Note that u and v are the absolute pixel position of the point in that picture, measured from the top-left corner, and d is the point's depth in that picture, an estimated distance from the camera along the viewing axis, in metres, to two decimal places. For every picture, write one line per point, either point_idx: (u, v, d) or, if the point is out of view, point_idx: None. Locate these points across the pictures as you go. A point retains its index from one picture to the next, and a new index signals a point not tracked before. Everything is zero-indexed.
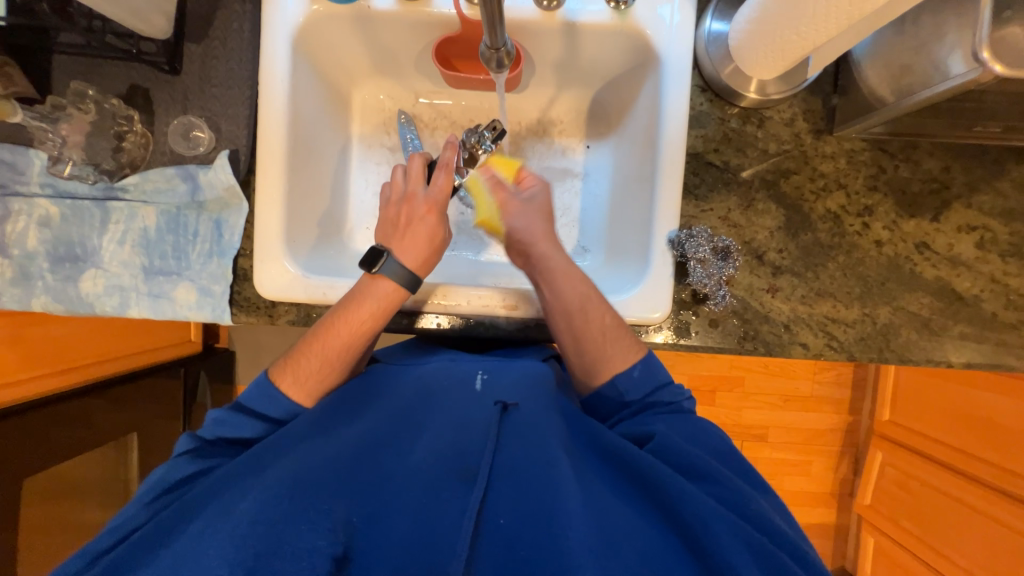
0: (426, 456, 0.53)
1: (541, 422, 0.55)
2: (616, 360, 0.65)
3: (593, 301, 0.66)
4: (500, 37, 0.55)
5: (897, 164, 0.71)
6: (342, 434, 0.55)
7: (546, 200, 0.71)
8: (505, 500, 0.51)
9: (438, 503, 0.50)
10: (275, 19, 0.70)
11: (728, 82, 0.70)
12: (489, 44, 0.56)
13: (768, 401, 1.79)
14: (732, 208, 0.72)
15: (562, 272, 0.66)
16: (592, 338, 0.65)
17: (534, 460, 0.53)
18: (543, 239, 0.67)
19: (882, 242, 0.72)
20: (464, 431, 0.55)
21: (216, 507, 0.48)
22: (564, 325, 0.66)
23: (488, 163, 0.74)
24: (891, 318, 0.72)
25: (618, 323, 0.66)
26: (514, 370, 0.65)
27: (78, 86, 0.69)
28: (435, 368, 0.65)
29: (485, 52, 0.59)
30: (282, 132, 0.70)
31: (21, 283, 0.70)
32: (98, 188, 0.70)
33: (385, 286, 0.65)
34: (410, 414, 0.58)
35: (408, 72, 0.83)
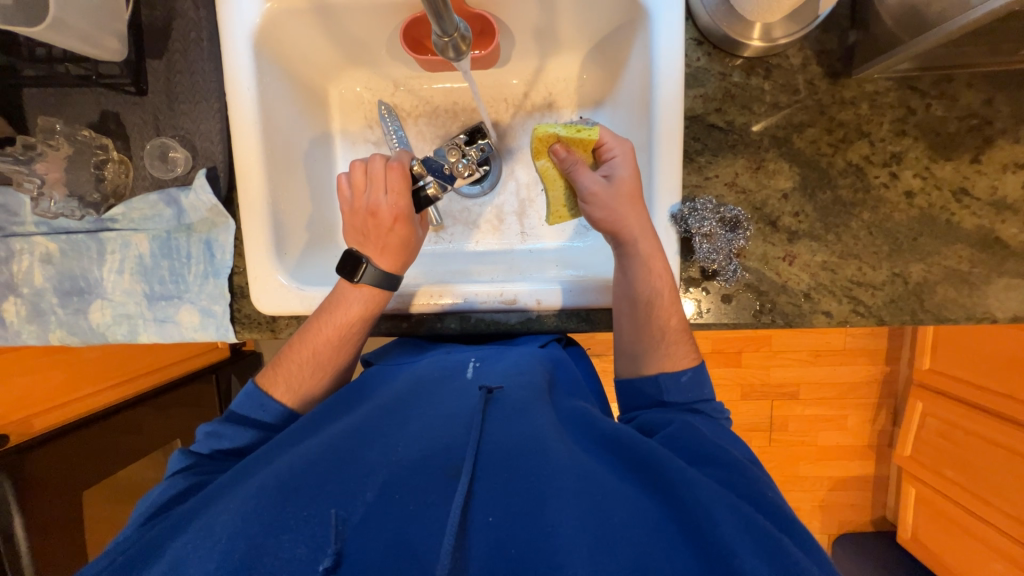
0: (415, 450, 0.52)
1: (527, 409, 0.56)
2: (668, 361, 0.63)
3: (664, 299, 0.63)
4: (450, 23, 0.49)
5: (929, 103, 0.63)
6: (331, 435, 0.55)
7: (626, 176, 0.63)
8: (501, 494, 0.48)
9: (423, 508, 0.47)
10: (232, 23, 0.66)
11: (727, 30, 0.62)
12: (438, 33, 0.50)
13: (797, 357, 1.74)
14: (740, 172, 0.65)
15: (648, 257, 0.62)
16: (651, 334, 0.64)
17: (524, 447, 0.52)
18: (632, 219, 0.62)
19: (913, 194, 0.64)
20: (454, 422, 0.55)
21: (199, 523, 0.47)
22: (627, 309, 0.64)
23: (561, 142, 0.65)
24: (925, 276, 0.66)
25: (682, 327, 0.64)
26: (506, 358, 0.66)
27: (46, 122, 0.67)
28: (427, 364, 0.67)
29: (438, 42, 0.53)
30: (256, 146, 0.68)
31: (37, 319, 0.72)
32: (88, 222, 0.70)
33: (363, 291, 0.65)
34: (401, 409, 0.58)
35: (382, 59, 0.78)
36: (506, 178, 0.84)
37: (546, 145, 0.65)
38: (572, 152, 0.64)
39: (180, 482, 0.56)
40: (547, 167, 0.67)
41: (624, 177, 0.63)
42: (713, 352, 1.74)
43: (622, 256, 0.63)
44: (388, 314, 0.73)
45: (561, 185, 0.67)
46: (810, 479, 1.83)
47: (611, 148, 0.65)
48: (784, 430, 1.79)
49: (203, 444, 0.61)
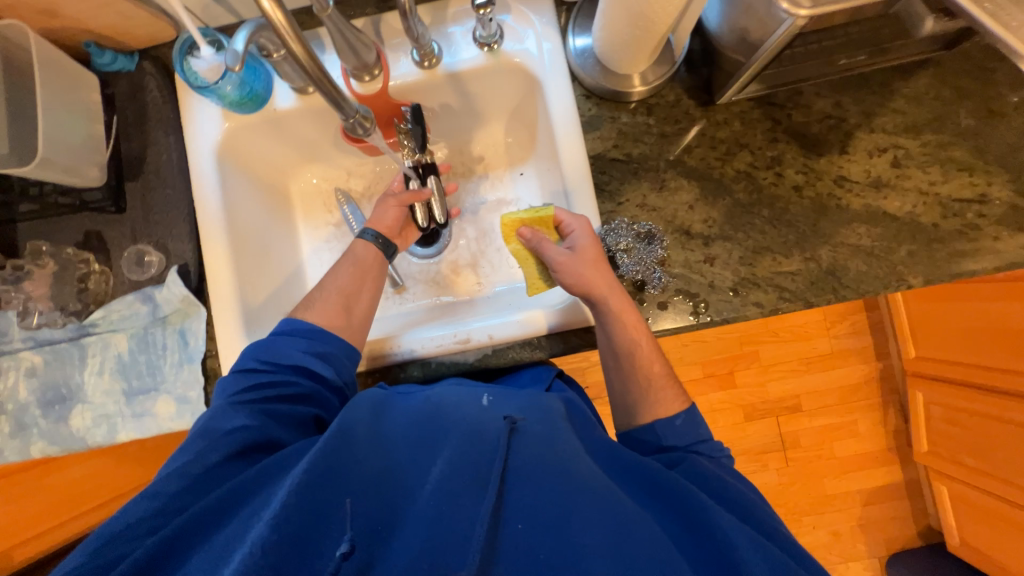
0: (444, 468, 0.53)
1: (548, 434, 0.58)
2: (662, 408, 0.68)
3: (643, 349, 0.68)
4: (348, 107, 0.61)
5: (789, 113, 0.73)
6: (366, 445, 0.56)
7: (590, 243, 0.69)
8: (533, 506, 0.52)
9: (455, 507, 0.51)
10: (197, 143, 0.78)
11: (606, 83, 0.74)
12: (342, 117, 0.62)
13: (789, 368, 1.75)
14: (646, 193, 0.74)
15: (619, 309, 0.68)
16: (640, 382, 0.69)
17: (551, 465, 0.55)
18: (601, 282, 0.67)
19: (801, 187, 0.73)
20: (479, 441, 0.56)
21: (241, 521, 0.51)
22: (613, 362, 0.70)
23: (526, 224, 0.72)
24: (834, 257, 0.72)
25: (667, 372, 0.69)
26: (518, 394, 0.65)
27: (34, 245, 0.76)
28: (444, 389, 0.67)
29: (346, 124, 0.64)
30: (222, 239, 0.77)
31: (20, 433, 0.77)
32: (70, 329, 0.76)
33: (360, 248, 0.76)
34: (422, 435, 0.59)
35: (331, 151, 0.91)
36: (456, 236, 0.93)
37: (513, 228, 0.73)
38: (536, 232, 0.71)
39: (221, 413, 0.61)
40: (519, 249, 0.73)
41: (586, 247, 0.69)
42: (706, 377, 1.75)
43: (596, 314, 0.68)
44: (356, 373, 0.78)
45: (533, 262, 0.74)
46: (839, 497, 1.73)
47: (568, 224, 0.71)
48: (799, 447, 1.73)
49: (241, 372, 0.65)
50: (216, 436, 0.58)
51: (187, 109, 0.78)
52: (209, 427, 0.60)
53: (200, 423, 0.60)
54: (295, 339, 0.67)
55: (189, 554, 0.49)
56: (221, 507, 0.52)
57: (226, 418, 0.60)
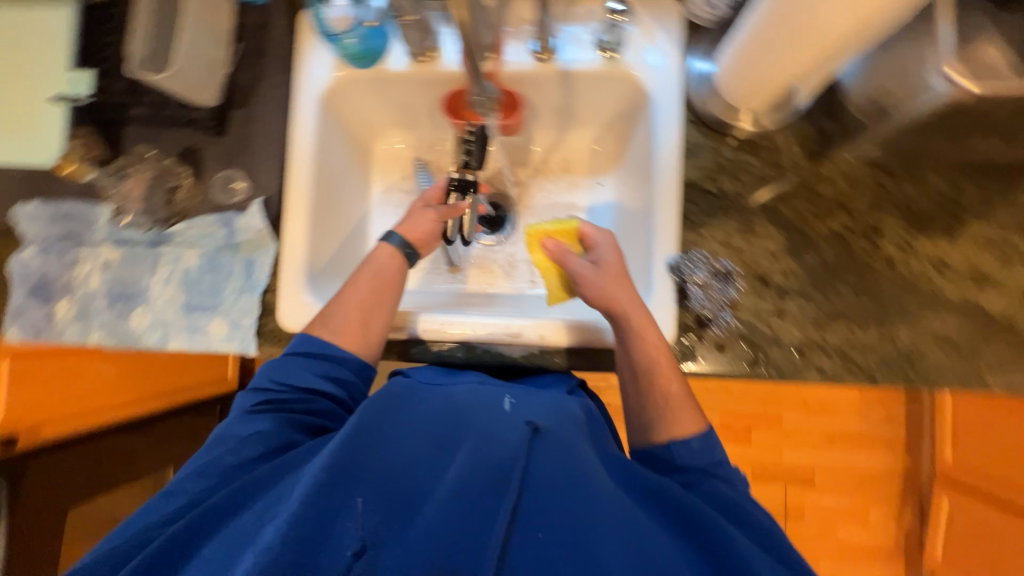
0: (460, 472, 0.53)
1: (566, 441, 0.56)
2: (676, 426, 0.64)
3: (663, 366, 0.66)
4: (487, 84, 0.60)
5: (900, 184, 0.70)
6: (385, 438, 0.57)
7: (614, 257, 0.72)
8: (551, 514, 0.51)
9: (474, 510, 0.51)
10: (306, 85, 0.80)
11: (718, 113, 0.73)
12: (479, 91, 0.61)
13: (810, 440, 1.68)
14: (731, 232, 0.72)
15: (641, 327, 0.67)
16: (655, 400, 0.66)
17: (569, 475, 0.53)
18: (621, 296, 0.69)
19: (894, 261, 0.70)
20: (501, 445, 0.56)
21: (261, 505, 0.54)
22: (630, 377, 0.67)
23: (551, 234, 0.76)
24: (914, 341, 0.69)
25: (685, 393, 0.66)
26: (540, 397, 0.67)
27: (143, 149, 0.80)
28: (464, 389, 0.68)
29: (477, 99, 0.63)
30: (308, 182, 0.79)
31: (83, 319, 0.81)
32: (150, 235, 0.80)
33: (383, 253, 0.75)
34: (442, 432, 0.59)
35: (423, 122, 0.92)
36: (520, 230, 0.94)
37: (539, 237, 0.77)
38: (561, 243, 0.74)
39: (240, 421, 0.64)
40: (542, 259, 0.76)
41: (609, 261, 0.72)
42: (721, 427, 1.70)
43: (617, 329, 0.68)
44: (401, 340, 0.78)
45: (554, 273, 0.75)
46: None
47: (594, 238, 0.74)
48: (801, 521, 1.67)
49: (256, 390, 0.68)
50: (229, 442, 0.62)
51: (305, 52, 0.80)
52: (229, 433, 0.63)
53: (213, 432, 0.64)
54: (307, 361, 0.68)
55: (201, 539, 0.53)
56: (236, 495, 0.55)
57: (240, 425, 0.64)
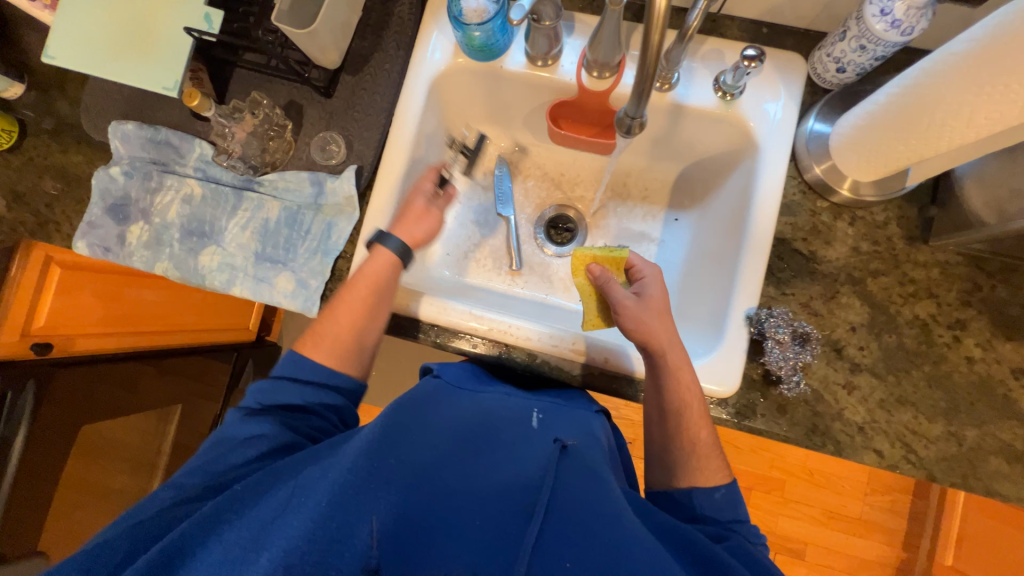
0: (489, 489, 0.53)
1: (590, 469, 0.56)
2: (701, 476, 0.65)
3: (694, 413, 0.66)
4: (642, 108, 0.60)
5: (994, 284, 0.70)
6: (413, 439, 0.57)
7: (660, 293, 0.71)
8: (572, 541, 0.48)
9: (500, 527, 0.49)
10: (420, 65, 0.81)
11: (825, 176, 0.72)
12: (629, 112, 0.61)
13: (809, 513, 1.66)
14: (814, 296, 0.72)
15: (677, 368, 0.67)
16: (683, 446, 0.66)
17: (594, 505, 0.51)
18: (662, 334, 0.68)
19: (974, 360, 0.69)
20: (527, 464, 0.56)
21: (274, 501, 0.50)
22: (657, 418, 0.68)
23: (593, 259, 0.74)
24: (979, 442, 0.68)
25: (713, 442, 0.66)
26: (567, 414, 0.68)
27: (256, 96, 0.81)
28: (493, 399, 0.69)
29: (620, 117, 0.64)
30: (403, 159, 0.79)
31: (152, 247, 0.82)
32: (240, 179, 0.81)
33: (377, 259, 0.73)
34: (467, 442, 0.59)
35: (516, 123, 0.93)
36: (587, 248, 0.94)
37: (583, 262, 0.74)
38: (606, 270, 0.72)
39: (238, 423, 0.63)
40: (584, 283, 0.74)
41: (653, 296, 0.71)
42: None
43: (654, 367, 0.67)
44: (461, 333, 0.78)
45: (593, 298, 0.73)
46: None
47: (641, 270, 0.73)
48: None
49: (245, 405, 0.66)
50: (233, 443, 0.61)
51: (425, 33, 0.81)
52: (226, 435, 0.62)
53: (215, 435, 0.63)
54: (293, 354, 0.70)
55: (220, 524, 0.50)
56: (254, 486, 0.53)
57: (241, 426, 0.63)
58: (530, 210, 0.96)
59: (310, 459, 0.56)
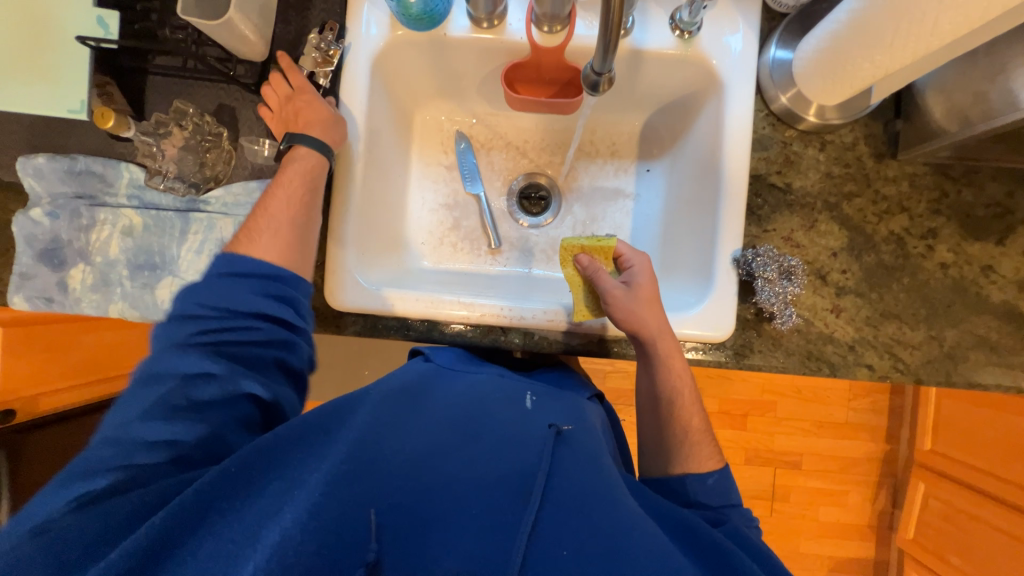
0: (486, 473, 0.52)
1: (584, 453, 0.57)
2: (694, 462, 0.68)
3: (684, 396, 0.69)
4: (609, 62, 0.55)
5: (959, 189, 0.72)
6: (409, 432, 0.55)
7: (649, 282, 0.70)
8: (570, 526, 0.48)
9: (497, 511, 0.49)
10: (356, 45, 0.74)
11: (791, 105, 0.72)
12: (596, 68, 0.57)
13: (801, 427, 1.77)
14: (795, 228, 0.72)
15: (668, 357, 0.68)
16: (674, 433, 0.69)
17: (593, 490, 0.52)
18: (653, 324, 0.68)
19: (947, 265, 0.72)
20: (525, 448, 0.55)
21: (260, 507, 0.47)
22: (648, 403, 0.71)
23: (585, 250, 0.72)
24: (958, 340, 0.71)
25: (705, 428, 0.70)
26: (562, 399, 0.69)
27: (180, 105, 0.73)
28: (481, 380, 0.69)
29: (586, 74, 0.59)
30: (359, 151, 0.74)
31: (101, 289, 0.75)
32: (182, 201, 0.74)
33: (297, 161, 0.69)
34: (465, 426, 0.58)
35: (470, 94, 0.88)
36: (564, 214, 0.91)
37: (571, 254, 0.73)
38: (594, 261, 0.71)
39: (170, 355, 0.57)
40: (573, 275, 0.72)
41: (642, 285, 0.70)
42: (720, 412, 1.76)
43: (645, 355, 0.69)
44: (454, 324, 0.76)
45: (582, 290, 0.72)
46: (809, 557, 1.79)
47: (630, 259, 0.72)
48: (786, 500, 1.78)
49: (176, 320, 0.60)
50: (171, 378, 0.56)
51: (355, 7, 0.74)
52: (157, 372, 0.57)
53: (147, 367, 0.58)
54: (245, 281, 0.62)
55: (208, 517, 0.47)
56: (249, 462, 0.50)
57: (179, 361, 0.57)
58: (499, 184, 0.92)
59: (288, 450, 0.52)
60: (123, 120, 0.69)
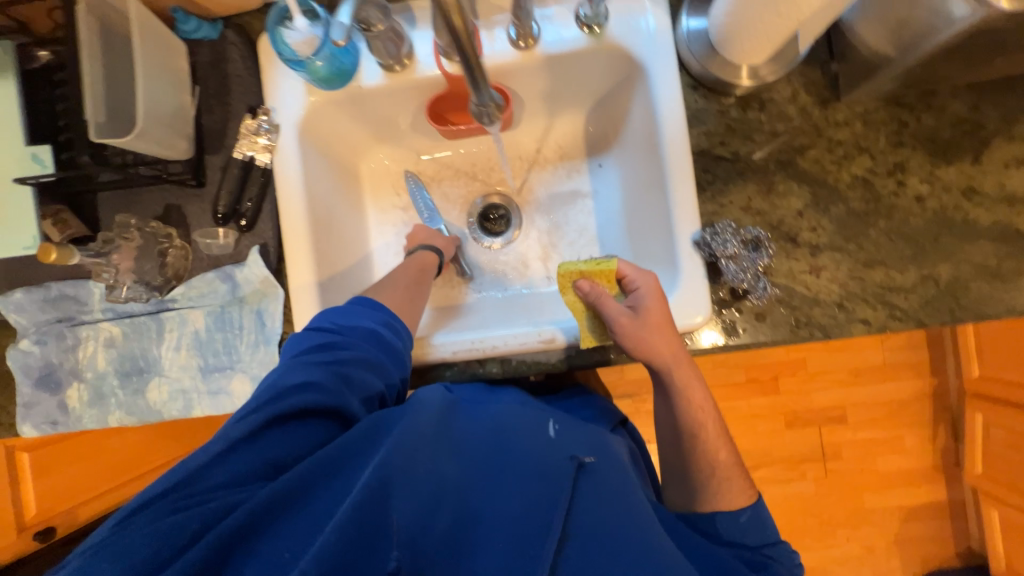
0: (514, 503, 0.50)
1: (609, 485, 0.56)
2: (723, 501, 0.65)
3: (710, 431, 0.67)
4: (485, 93, 0.56)
5: (918, 115, 0.67)
6: (439, 454, 0.52)
7: (659, 304, 0.65)
8: (600, 569, 0.48)
9: (526, 545, 0.47)
10: (279, 118, 0.75)
11: (720, 74, 0.68)
12: (477, 101, 0.58)
13: (837, 378, 1.69)
14: (752, 196, 0.69)
15: (685, 387, 0.66)
16: (704, 471, 0.67)
17: (625, 531, 0.52)
18: (667, 352, 0.65)
19: (924, 198, 0.67)
20: (548, 478, 0.53)
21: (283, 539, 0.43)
22: (670, 438, 0.69)
23: (586, 276, 0.69)
24: (954, 275, 0.67)
25: (736, 462, 0.67)
26: (584, 428, 0.65)
27: (122, 219, 0.75)
28: (506, 407, 0.63)
29: (474, 110, 0.60)
30: (303, 218, 0.75)
31: (98, 403, 0.78)
32: (151, 304, 0.76)
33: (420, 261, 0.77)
34: (489, 450, 0.55)
35: (407, 133, 0.88)
36: (527, 228, 0.90)
37: (570, 279, 0.69)
38: (595, 285, 0.68)
39: (296, 369, 0.55)
40: (574, 301, 0.69)
41: (651, 309, 0.66)
42: (749, 380, 1.70)
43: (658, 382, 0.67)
44: (433, 365, 0.75)
45: (586, 316, 0.69)
46: (878, 512, 1.69)
47: (633, 280, 0.67)
48: (840, 457, 1.69)
49: (309, 332, 0.61)
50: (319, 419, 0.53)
51: (272, 82, 0.75)
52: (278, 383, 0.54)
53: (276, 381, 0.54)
54: (369, 312, 0.64)
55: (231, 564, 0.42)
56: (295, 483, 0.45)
57: (296, 371, 0.55)
58: (459, 212, 0.92)
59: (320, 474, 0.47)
60: (66, 249, 0.69)
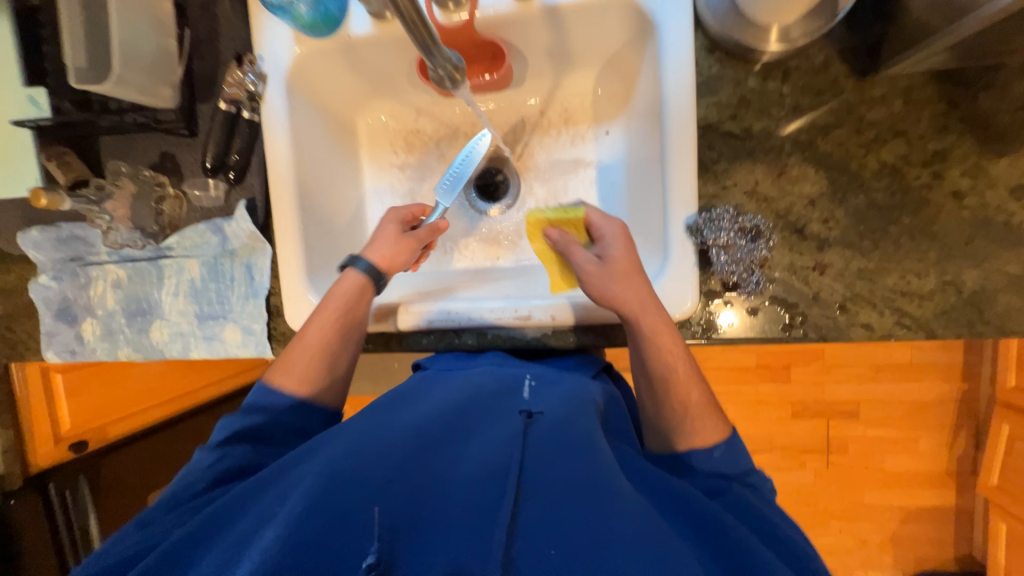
0: (471, 468, 0.48)
1: (566, 431, 0.51)
2: (699, 436, 0.58)
3: (681, 376, 0.60)
4: (441, 52, 0.53)
5: (973, 95, 0.58)
6: (402, 427, 0.54)
7: (625, 250, 0.63)
8: (558, 525, 0.43)
9: (481, 510, 0.45)
10: (268, 68, 0.73)
11: (738, 37, 0.60)
12: (431, 65, 0.55)
13: (856, 373, 1.61)
14: (759, 179, 0.63)
15: (656, 334, 0.60)
16: (673, 410, 0.59)
17: (581, 479, 0.46)
18: (633, 298, 0.60)
19: (962, 194, 0.59)
20: (506, 441, 0.50)
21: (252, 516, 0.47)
22: (644, 390, 0.62)
23: (551, 224, 0.68)
24: (982, 284, 0.59)
25: (708, 401, 0.60)
26: (562, 384, 0.62)
27: (115, 166, 0.78)
28: (480, 371, 0.65)
29: (434, 75, 0.58)
30: (289, 174, 0.74)
31: (108, 338, 0.83)
32: (149, 251, 0.79)
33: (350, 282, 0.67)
34: (453, 421, 0.55)
35: (403, 87, 0.83)
36: (525, 194, 0.84)
37: (540, 227, 0.69)
38: (564, 233, 0.66)
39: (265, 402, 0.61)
40: (544, 249, 0.69)
41: (616, 257, 0.63)
42: (758, 366, 1.64)
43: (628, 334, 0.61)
44: (412, 331, 0.75)
45: (556, 263, 0.68)
46: (877, 509, 1.66)
47: (599, 226, 0.65)
48: (845, 452, 1.64)
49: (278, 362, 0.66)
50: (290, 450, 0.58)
51: (260, 28, 0.73)
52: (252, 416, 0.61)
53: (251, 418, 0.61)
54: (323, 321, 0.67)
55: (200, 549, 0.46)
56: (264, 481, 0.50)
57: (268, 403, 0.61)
58: None
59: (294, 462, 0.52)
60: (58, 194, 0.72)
